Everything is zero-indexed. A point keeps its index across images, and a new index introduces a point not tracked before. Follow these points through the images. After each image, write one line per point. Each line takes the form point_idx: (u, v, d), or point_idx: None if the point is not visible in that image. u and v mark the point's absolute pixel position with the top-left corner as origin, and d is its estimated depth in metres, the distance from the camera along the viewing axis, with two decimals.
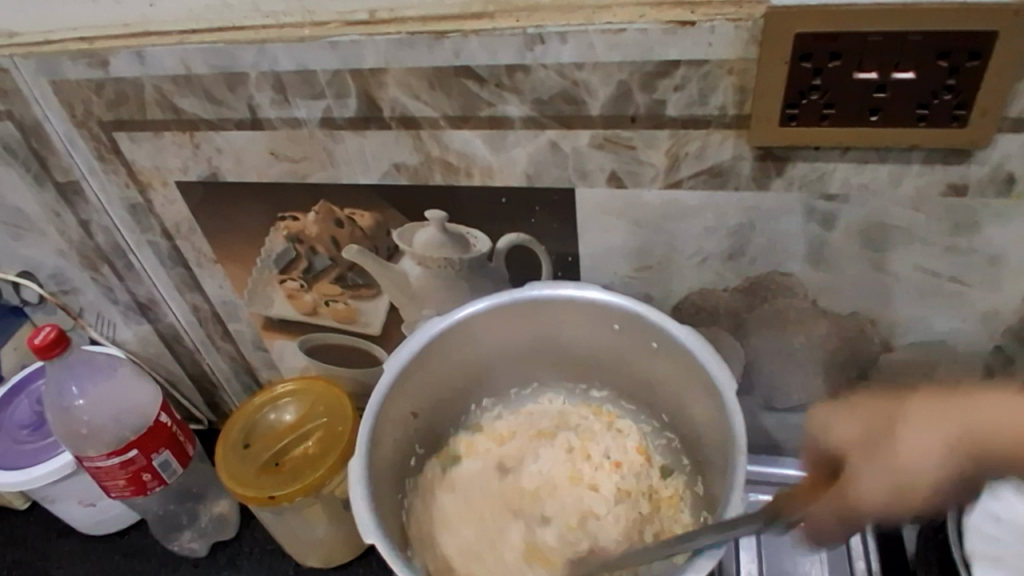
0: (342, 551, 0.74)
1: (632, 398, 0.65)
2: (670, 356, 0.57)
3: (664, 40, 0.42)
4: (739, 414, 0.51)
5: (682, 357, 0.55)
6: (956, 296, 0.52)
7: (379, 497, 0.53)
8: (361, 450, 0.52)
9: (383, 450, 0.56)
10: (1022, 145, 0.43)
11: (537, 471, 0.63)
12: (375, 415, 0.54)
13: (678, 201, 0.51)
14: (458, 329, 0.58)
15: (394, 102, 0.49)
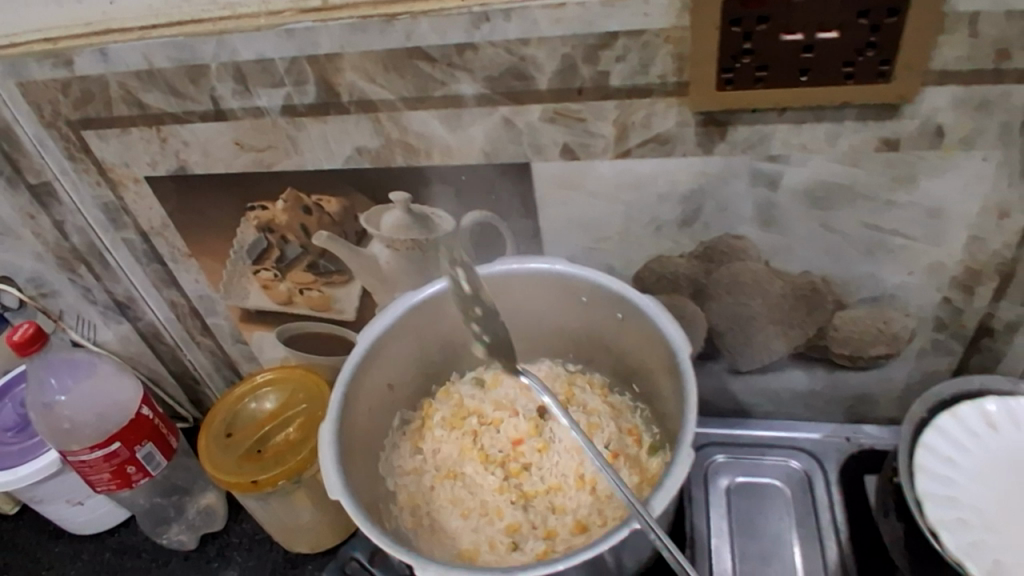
0: (327, 538, 0.76)
1: (608, 370, 0.67)
2: (631, 322, 0.59)
3: (604, 12, 0.44)
4: (694, 373, 0.53)
5: (643, 319, 0.57)
6: (902, 249, 0.54)
7: (351, 462, 0.55)
8: (333, 414, 0.54)
9: (358, 419, 0.58)
10: (948, 98, 0.45)
11: (548, 463, 0.60)
12: (349, 381, 0.56)
13: (630, 171, 0.53)
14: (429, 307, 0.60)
15: (351, 87, 0.51)
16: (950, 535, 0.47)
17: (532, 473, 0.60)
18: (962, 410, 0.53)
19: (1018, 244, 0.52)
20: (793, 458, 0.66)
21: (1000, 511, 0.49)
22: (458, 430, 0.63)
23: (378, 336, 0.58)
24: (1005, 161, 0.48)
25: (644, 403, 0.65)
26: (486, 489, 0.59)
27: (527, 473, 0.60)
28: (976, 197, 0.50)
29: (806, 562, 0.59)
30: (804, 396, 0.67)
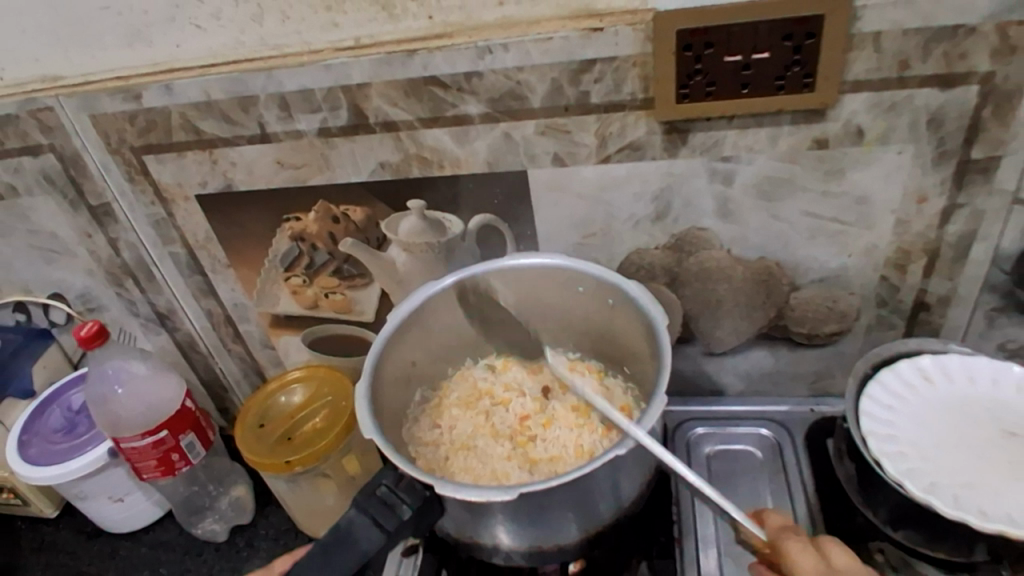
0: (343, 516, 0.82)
1: (602, 356, 0.74)
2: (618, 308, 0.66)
3: (583, 43, 0.55)
4: (670, 343, 0.60)
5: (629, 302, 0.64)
6: (840, 234, 0.65)
7: (380, 420, 0.63)
8: (365, 377, 0.63)
9: (384, 388, 0.66)
10: (862, 103, 0.56)
11: (551, 433, 0.68)
12: (379, 351, 0.65)
13: (610, 174, 0.63)
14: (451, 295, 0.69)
15: (377, 110, 0.62)
16: (891, 461, 0.57)
17: (537, 443, 0.67)
18: (899, 365, 0.63)
19: (937, 225, 0.63)
20: (763, 427, 0.75)
21: (935, 442, 0.58)
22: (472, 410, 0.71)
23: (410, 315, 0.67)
24: (915, 154, 0.59)
25: (634, 384, 0.71)
26: (495, 457, 0.66)
27: (533, 444, 0.67)
28: (894, 186, 0.61)
29: (778, 509, 0.68)
30: (771, 374, 0.77)
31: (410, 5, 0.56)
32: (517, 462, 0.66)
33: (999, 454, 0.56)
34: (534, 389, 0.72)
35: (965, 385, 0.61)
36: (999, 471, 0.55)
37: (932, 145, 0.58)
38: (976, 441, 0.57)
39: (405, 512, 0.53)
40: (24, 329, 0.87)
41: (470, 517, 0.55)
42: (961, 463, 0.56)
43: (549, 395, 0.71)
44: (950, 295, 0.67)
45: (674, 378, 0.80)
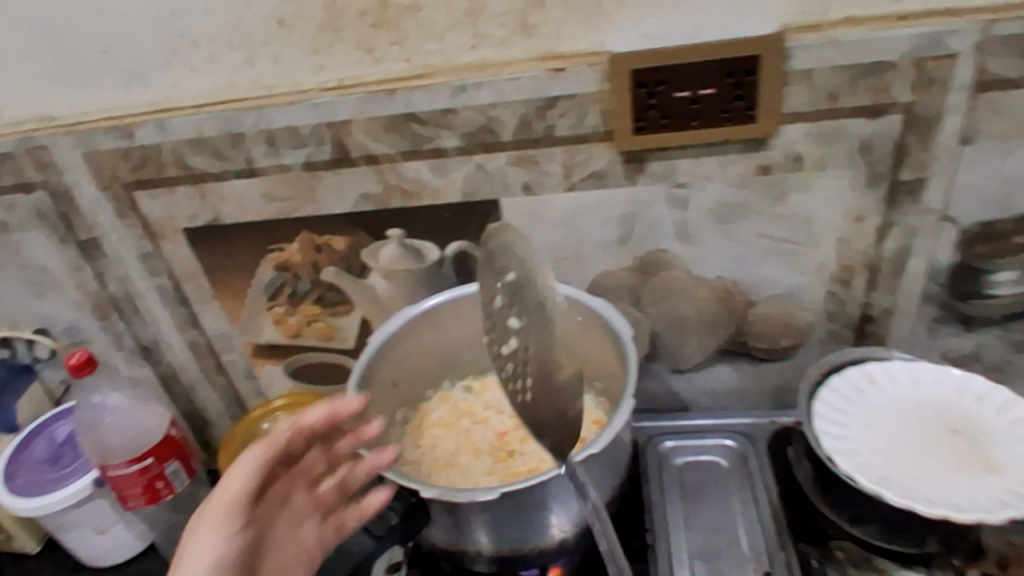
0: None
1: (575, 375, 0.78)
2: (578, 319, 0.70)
3: (549, 82, 0.61)
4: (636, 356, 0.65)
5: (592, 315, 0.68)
6: (789, 253, 0.71)
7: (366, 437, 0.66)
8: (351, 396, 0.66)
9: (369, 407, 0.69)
10: (799, 133, 0.63)
11: (530, 446, 0.71)
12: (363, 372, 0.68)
13: (577, 201, 0.68)
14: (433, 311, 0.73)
15: (360, 145, 0.67)
16: (843, 457, 0.61)
17: (517, 457, 0.70)
18: (848, 370, 0.67)
19: (874, 243, 0.69)
20: (727, 437, 0.78)
21: (882, 439, 0.62)
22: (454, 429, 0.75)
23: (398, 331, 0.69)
24: (850, 178, 0.65)
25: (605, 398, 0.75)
26: (477, 471, 0.70)
27: (513, 457, 0.71)
28: (834, 208, 0.67)
29: (744, 511, 0.70)
30: (733, 389, 0.82)
31: (391, 48, 0.61)
32: (499, 474, 0.69)
33: (939, 447, 0.61)
34: (512, 407, 0.76)
35: (908, 386, 0.66)
36: (941, 463, 0.60)
37: (864, 170, 0.65)
38: (919, 437, 0.62)
39: None
40: (7, 364, 0.87)
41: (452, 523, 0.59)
42: (906, 456, 0.61)
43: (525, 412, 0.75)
44: (891, 307, 0.73)
45: (644, 396, 0.84)
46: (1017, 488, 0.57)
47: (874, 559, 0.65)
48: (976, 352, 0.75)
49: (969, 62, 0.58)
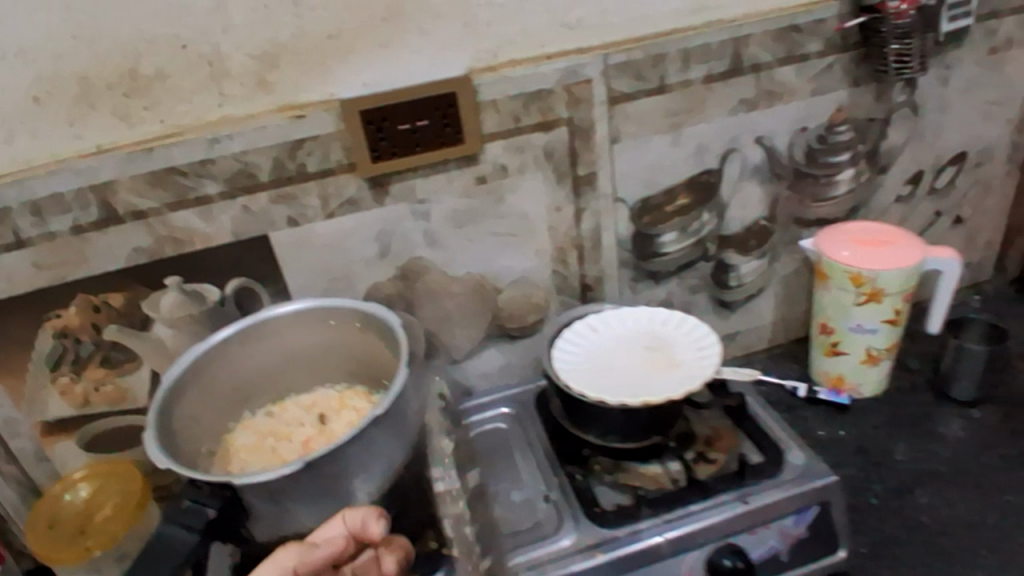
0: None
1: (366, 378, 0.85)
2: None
3: (293, 127, 0.74)
4: (402, 331, 0.75)
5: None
6: (516, 243, 0.89)
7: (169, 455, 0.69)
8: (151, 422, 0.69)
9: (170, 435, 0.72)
10: (497, 148, 0.82)
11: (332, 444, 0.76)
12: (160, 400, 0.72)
13: (336, 226, 0.81)
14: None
15: (126, 202, 0.74)
16: (575, 383, 0.77)
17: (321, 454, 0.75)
18: (574, 326, 0.86)
19: (574, 225, 0.90)
20: (502, 407, 0.94)
21: (602, 363, 0.80)
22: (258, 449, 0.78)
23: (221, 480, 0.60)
24: (545, 177, 0.86)
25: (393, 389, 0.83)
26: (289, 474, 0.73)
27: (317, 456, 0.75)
28: (539, 202, 0.87)
29: (526, 461, 0.86)
30: (505, 367, 0.98)
31: (144, 113, 0.71)
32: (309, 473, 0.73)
33: (642, 358, 0.80)
34: (312, 418, 0.81)
35: (617, 324, 0.85)
36: (643, 367, 0.78)
37: (552, 170, 0.86)
38: (628, 355, 0.80)
39: (209, 512, 0.59)
40: None
41: (274, 507, 0.63)
42: (619, 370, 0.79)
43: (325, 418, 0.80)
44: (600, 273, 0.95)
45: None
46: (693, 369, 0.76)
47: (624, 463, 0.81)
48: (667, 298, 1.00)
49: (599, 82, 0.82)
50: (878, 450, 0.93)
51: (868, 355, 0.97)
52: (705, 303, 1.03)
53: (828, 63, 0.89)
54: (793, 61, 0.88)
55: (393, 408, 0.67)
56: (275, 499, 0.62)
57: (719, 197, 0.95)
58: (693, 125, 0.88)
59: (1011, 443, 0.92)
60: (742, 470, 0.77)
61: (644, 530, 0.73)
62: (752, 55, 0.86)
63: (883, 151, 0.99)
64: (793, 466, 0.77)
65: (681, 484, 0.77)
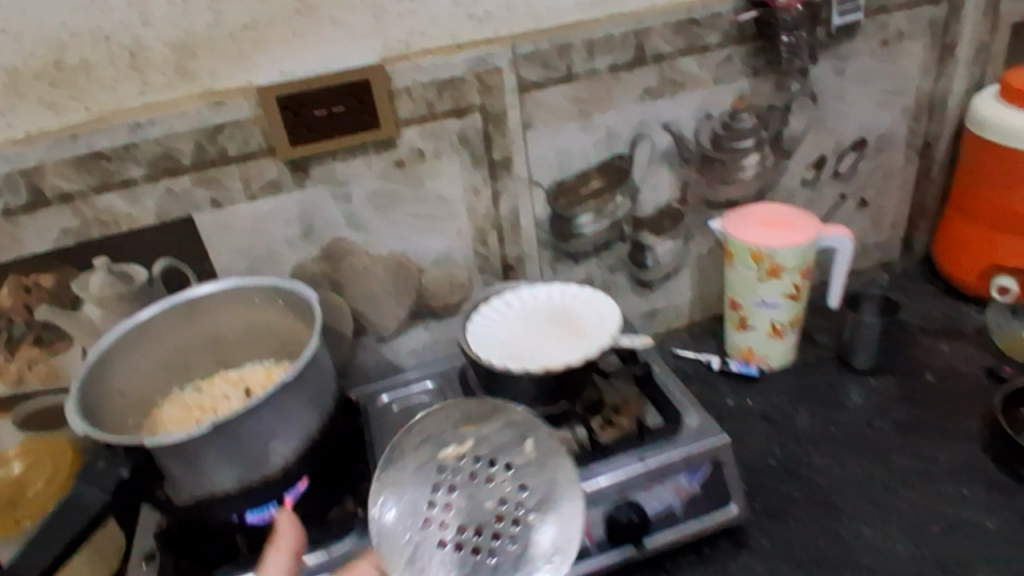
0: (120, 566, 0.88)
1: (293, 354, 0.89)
2: (544, 469, 0.69)
3: (213, 113, 0.78)
4: (319, 306, 0.79)
5: (548, 466, 0.70)
6: (437, 224, 0.94)
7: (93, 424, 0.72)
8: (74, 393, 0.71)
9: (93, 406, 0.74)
10: (414, 133, 0.87)
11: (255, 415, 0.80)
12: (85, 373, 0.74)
13: (259, 207, 0.85)
14: (412, 479, 0.69)
15: (52, 186, 0.77)
16: (485, 355, 0.82)
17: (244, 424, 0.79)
18: (490, 305, 0.91)
19: (493, 207, 0.96)
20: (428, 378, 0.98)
21: (512, 338, 0.85)
22: (183, 421, 0.81)
23: (134, 441, 0.63)
24: (461, 161, 0.91)
25: None
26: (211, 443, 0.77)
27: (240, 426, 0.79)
28: (457, 185, 0.92)
29: None
30: (431, 345, 1.03)
31: (68, 100, 0.74)
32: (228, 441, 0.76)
33: (549, 332, 0.85)
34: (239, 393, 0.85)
35: (530, 302, 0.90)
36: (549, 341, 0.83)
37: (469, 155, 0.91)
38: (537, 329, 0.85)
39: (123, 472, 0.63)
40: None
41: (187, 470, 0.66)
42: (527, 344, 0.83)
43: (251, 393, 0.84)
44: (520, 254, 1.00)
45: (364, 370, 1.01)
46: (594, 339, 0.82)
47: None
48: (587, 278, 1.06)
49: (509, 71, 0.87)
50: (780, 416, 0.98)
51: (773, 329, 1.03)
52: (624, 282, 1.09)
53: (727, 54, 0.96)
54: (694, 52, 0.94)
55: (303, 373, 0.71)
56: (188, 459, 0.65)
57: (631, 180, 1.00)
58: (602, 112, 0.94)
59: (904, 408, 0.96)
60: (641, 432, 0.81)
61: None
62: (654, 46, 0.92)
63: (786, 137, 1.05)
64: (688, 428, 0.82)
65: (585, 446, 0.81)
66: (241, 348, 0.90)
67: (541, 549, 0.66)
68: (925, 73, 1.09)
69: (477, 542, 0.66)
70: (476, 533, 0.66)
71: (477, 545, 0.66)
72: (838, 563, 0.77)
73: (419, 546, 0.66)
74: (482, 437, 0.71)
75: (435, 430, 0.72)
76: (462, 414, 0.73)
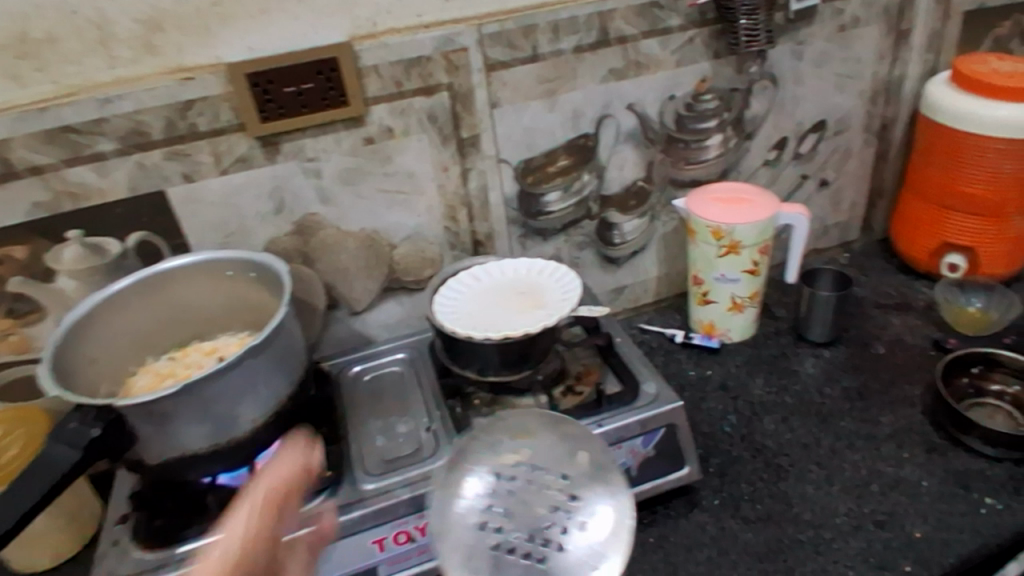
0: (93, 532, 0.91)
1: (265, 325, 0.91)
2: (595, 480, 0.70)
3: (182, 88, 0.80)
4: (287, 275, 0.81)
5: (598, 480, 0.70)
6: (406, 201, 0.97)
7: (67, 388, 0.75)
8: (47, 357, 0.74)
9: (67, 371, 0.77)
10: (382, 111, 0.89)
11: None
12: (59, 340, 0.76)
13: (230, 182, 0.87)
14: (472, 484, 0.70)
15: (22, 158, 0.78)
16: (449, 324, 0.85)
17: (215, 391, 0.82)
18: (457, 278, 0.94)
19: (461, 184, 0.98)
20: (398, 351, 1.02)
21: (476, 308, 0.88)
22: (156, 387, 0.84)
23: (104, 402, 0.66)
24: (429, 138, 0.93)
25: None
26: None
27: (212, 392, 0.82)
28: (426, 162, 0.95)
29: (414, 396, 0.93)
30: (402, 318, 1.05)
31: (37, 74, 0.76)
32: None
33: (511, 302, 0.88)
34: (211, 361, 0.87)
35: (495, 276, 0.93)
36: (511, 311, 0.86)
37: (436, 132, 0.93)
38: (500, 300, 0.89)
39: (94, 430, 0.65)
40: None
41: (157, 429, 0.69)
42: (490, 313, 0.87)
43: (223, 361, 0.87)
44: (489, 230, 1.03)
45: (336, 343, 1.04)
46: (553, 309, 0.85)
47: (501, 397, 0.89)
48: (555, 254, 1.09)
49: (475, 51, 0.89)
50: (737, 386, 1.04)
51: (734, 303, 1.07)
52: (591, 259, 1.12)
53: (688, 36, 0.99)
54: (656, 34, 0.97)
55: (271, 339, 0.74)
56: (158, 420, 0.69)
57: (596, 159, 1.03)
58: (566, 92, 0.97)
59: (853, 377, 1.04)
60: (600, 398, 0.86)
61: None
62: (617, 28, 0.94)
63: (747, 118, 1.09)
64: (645, 394, 0.86)
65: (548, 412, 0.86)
66: (214, 317, 0.92)
67: (581, 555, 0.64)
68: (882, 58, 1.13)
69: (527, 548, 0.65)
70: (527, 539, 0.66)
71: (528, 550, 0.64)
72: (782, 518, 0.84)
73: (473, 546, 0.65)
74: (538, 448, 0.73)
75: (495, 438, 0.74)
76: (521, 426, 0.75)
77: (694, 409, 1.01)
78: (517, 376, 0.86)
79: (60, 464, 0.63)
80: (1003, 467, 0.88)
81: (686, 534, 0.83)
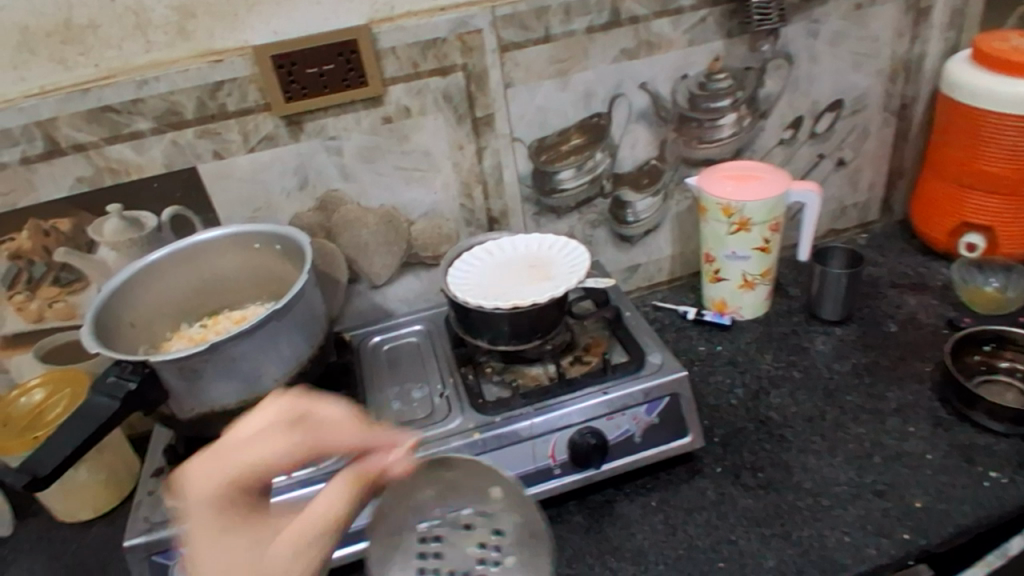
0: (132, 486, 0.97)
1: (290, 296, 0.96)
2: (513, 512, 0.66)
3: (211, 70, 0.85)
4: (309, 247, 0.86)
5: (517, 507, 0.66)
6: (423, 178, 1.01)
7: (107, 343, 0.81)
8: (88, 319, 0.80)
9: (107, 330, 0.83)
10: (399, 91, 0.93)
11: None
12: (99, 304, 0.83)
13: (257, 160, 0.93)
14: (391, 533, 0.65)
15: (67, 136, 0.85)
16: (461, 294, 0.89)
17: None
18: (469, 252, 0.97)
19: (477, 162, 1.02)
20: (417, 322, 1.06)
21: (487, 280, 0.92)
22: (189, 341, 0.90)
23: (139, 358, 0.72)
24: (446, 118, 0.97)
25: None
26: None
27: None
28: (442, 141, 0.99)
29: (429, 365, 0.98)
30: (421, 293, 1.10)
31: (79, 58, 0.82)
32: None
33: (520, 274, 0.91)
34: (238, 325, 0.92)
35: (506, 250, 0.97)
36: (520, 282, 0.90)
37: (452, 112, 0.97)
38: (511, 272, 0.92)
39: (131, 384, 0.71)
40: None
41: (186, 385, 0.75)
42: (500, 285, 0.90)
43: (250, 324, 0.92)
44: (504, 207, 1.07)
45: (359, 315, 1.08)
46: (560, 280, 0.88)
47: (512, 366, 0.93)
48: (569, 232, 1.12)
49: (489, 32, 0.93)
50: (746, 361, 1.06)
51: (745, 280, 1.08)
52: (605, 238, 1.14)
53: (700, 16, 1.00)
54: (667, 14, 0.99)
55: (291, 304, 0.78)
56: (188, 376, 0.75)
57: (609, 137, 1.06)
58: (579, 72, 0.99)
59: (864, 354, 1.05)
60: (606, 367, 0.88)
61: (516, 417, 0.84)
62: (628, 8, 0.97)
63: (761, 97, 1.10)
64: (651, 365, 0.89)
65: (555, 378, 0.89)
66: (243, 287, 0.97)
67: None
68: (900, 36, 1.12)
69: None
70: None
71: None
72: (782, 486, 0.87)
73: None
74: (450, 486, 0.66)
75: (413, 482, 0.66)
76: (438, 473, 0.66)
77: (703, 383, 1.03)
78: (529, 345, 0.88)
79: (100, 412, 0.69)
80: (1010, 442, 0.89)
81: (687, 499, 0.86)
